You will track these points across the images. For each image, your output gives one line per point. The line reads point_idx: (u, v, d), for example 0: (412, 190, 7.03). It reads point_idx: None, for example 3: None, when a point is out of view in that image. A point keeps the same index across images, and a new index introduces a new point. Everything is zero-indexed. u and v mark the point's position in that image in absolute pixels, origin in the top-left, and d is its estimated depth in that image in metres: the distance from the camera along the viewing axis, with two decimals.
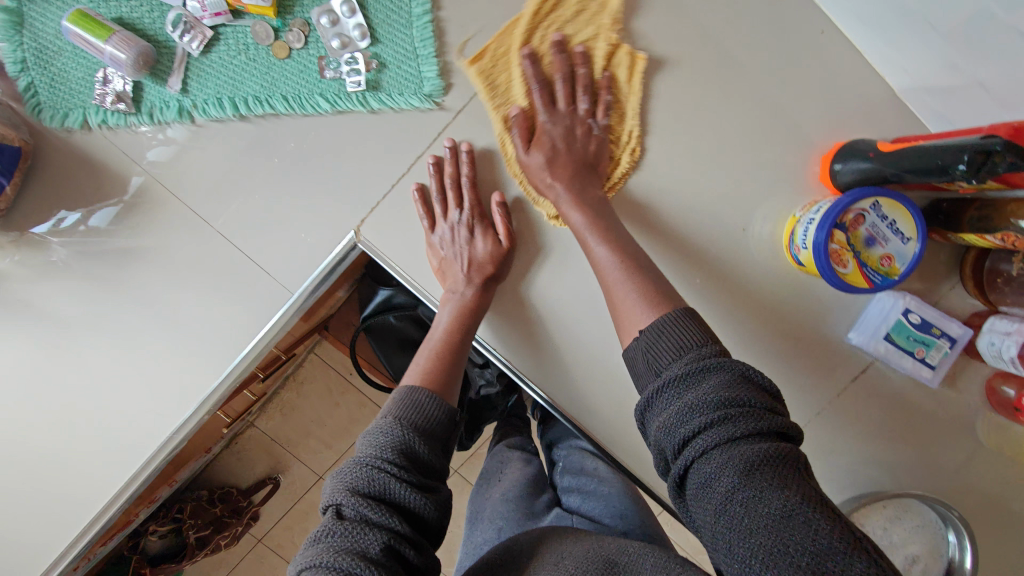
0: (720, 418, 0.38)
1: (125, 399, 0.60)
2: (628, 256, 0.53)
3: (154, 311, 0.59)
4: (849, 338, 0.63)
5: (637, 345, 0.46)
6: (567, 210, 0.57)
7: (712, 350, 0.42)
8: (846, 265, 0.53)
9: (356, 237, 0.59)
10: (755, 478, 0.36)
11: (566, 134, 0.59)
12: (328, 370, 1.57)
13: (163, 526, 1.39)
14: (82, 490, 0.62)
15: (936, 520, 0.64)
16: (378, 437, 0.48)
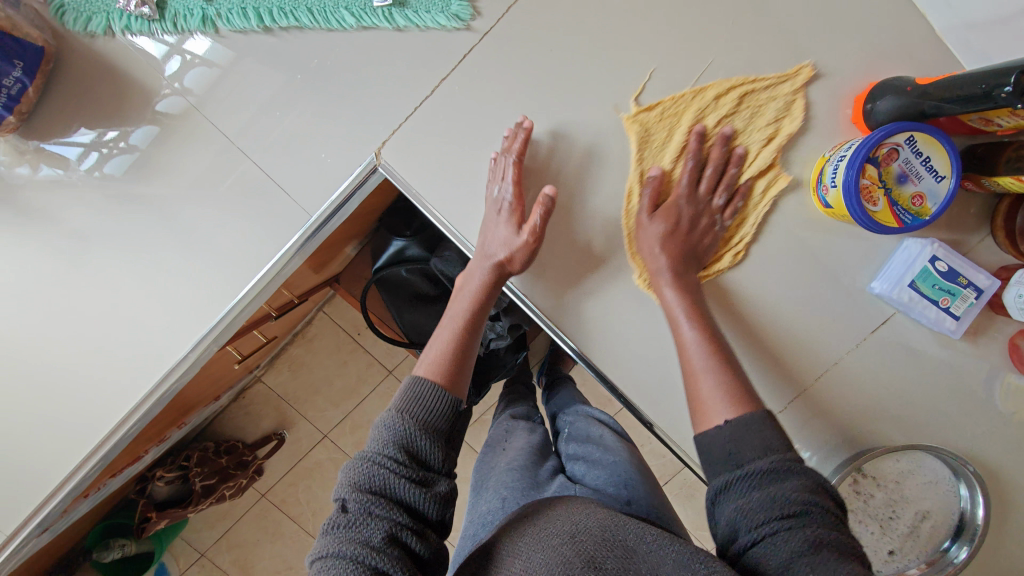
0: (798, 511, 0.42)
1: (142, 318, 0.61)
2: (717, 342, 0.55)
3: (171, 225, 0.60)
4: (871, 287, 0.62)
5: (724, 429, 0.49)
6: (664, 286, 0.59)
7: (791, 454, 0.46)
8: (876, 202, 0.52)
9: (377, 159, 0.60)
10: (820, 558, 0.39)
11: (689, 218, 0.60)
12: (338, 329, 1.59)
13: (169, 473, 1.40)
14: (96, 406, 0.62)
15: (947, 476, 0.64)
16: (384, 431, 0.49)
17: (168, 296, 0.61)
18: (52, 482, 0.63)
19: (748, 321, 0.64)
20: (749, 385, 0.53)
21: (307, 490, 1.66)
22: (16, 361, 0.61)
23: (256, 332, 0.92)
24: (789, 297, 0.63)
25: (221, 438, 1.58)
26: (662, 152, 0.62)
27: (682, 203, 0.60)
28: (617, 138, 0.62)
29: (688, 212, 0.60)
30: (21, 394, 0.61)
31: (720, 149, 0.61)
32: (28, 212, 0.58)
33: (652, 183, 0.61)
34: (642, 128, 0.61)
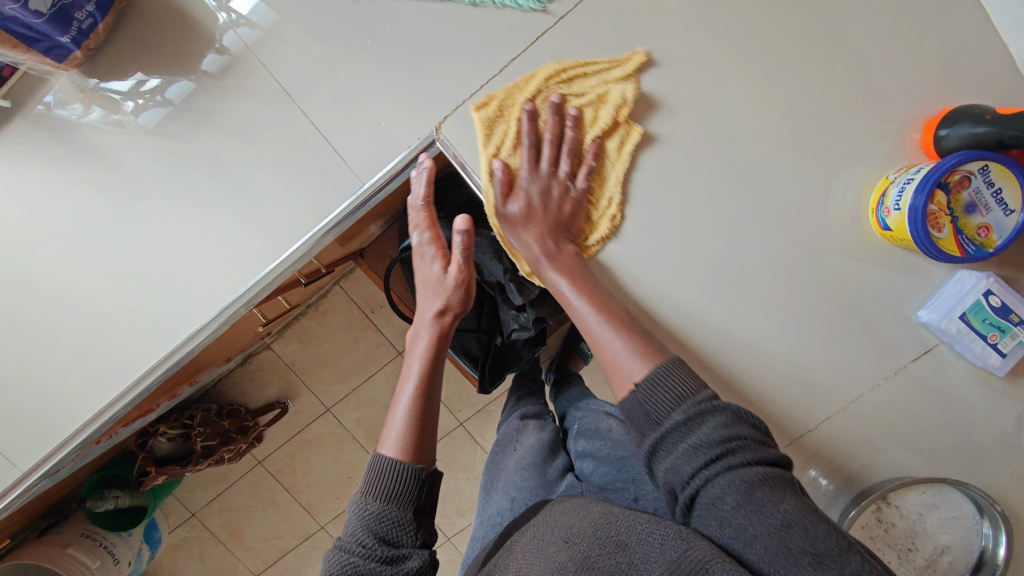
0: (720, 451, 0.47)
1: (185, 268, 0.61)
2: (613, 316, 0.58)
3: (222, 179, 0.60)
4: (919, 316, 0.62)
5: (642, 391, 0.54)
6: (548, 273, 0.60)
7: (705, 394, 0.51)
8: (941, 229, 0.52)
9: (435, 133, 0.60)
10: (755, 497, 0.45)
11: (544, 193, 0.61)
12: (352, 305, 1.58)
13: (172, 430, 1.40)
14: (129, 351, 0.63)
15: (972, 513, 0.64)
16: (352, 525, 0.59)
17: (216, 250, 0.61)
18: (79, 419, 0.64)
19: (790, 338, 0.63)
20: (651, 340, 0.58)
21: (304, 463, 1.66)
22: (59, 295, 0.61)
23: (282, 297, 0.93)
24: (834, 317, 0.63)
25: (224, 401, 1.59)
26: (501, 142, 0.61)
27: (535, 185, 0.61)
28: (681, 139, 0.61)
29: (540, 190, 0.61)
30: (62, 329, 0.62)
31: (554, 121, 0.60)
32: (86, 153, 0.59)
33: (498, 177, 0.60)
34: (487, 118, 0.60)
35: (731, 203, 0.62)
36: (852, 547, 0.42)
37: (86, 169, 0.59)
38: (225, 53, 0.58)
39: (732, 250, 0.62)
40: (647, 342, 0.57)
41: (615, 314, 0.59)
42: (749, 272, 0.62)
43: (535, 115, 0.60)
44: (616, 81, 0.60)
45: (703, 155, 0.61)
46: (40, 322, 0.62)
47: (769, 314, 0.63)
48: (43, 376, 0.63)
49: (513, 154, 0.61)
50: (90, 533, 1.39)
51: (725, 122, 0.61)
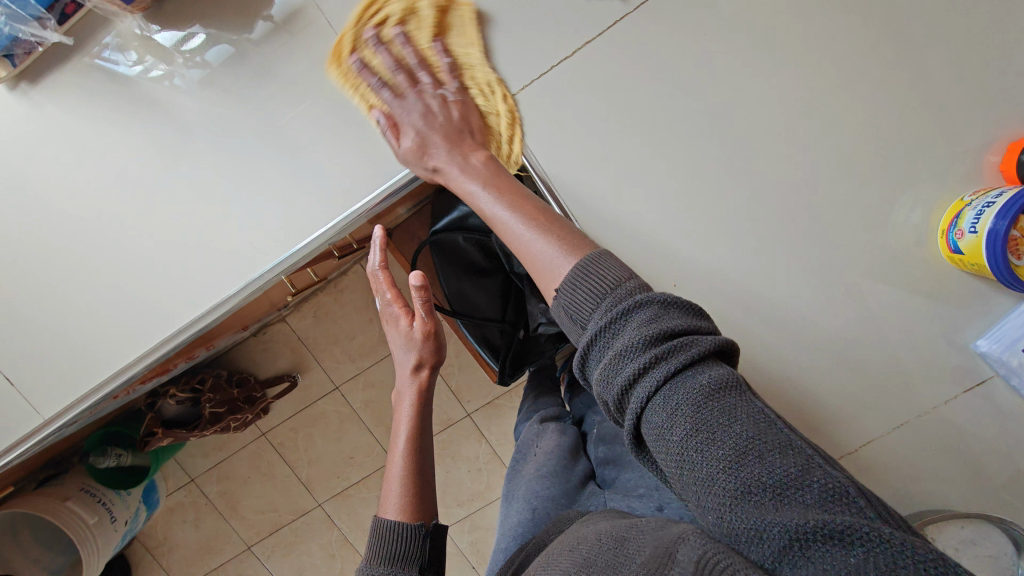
0: (648, 356, 0.41)
1: (244, 226, 0.63)
2: (533, 210, 0.53)
3: (285, 142, 0.62)
4: (978, 345, 0.61)
5: (561, 296, 0.48)
6: (464, 186, 0.57)
7: (627, 288, 0.44)
8: (1021, 256, 0.50)
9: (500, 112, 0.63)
10: (703, 413, 0.39)
11: (425, 113, 0.60)
12: (370, 285, 1.56)
13: (182, 393, 1.39)
14: (176, 301, 0.64)
15: (1009, 551, 0.62)
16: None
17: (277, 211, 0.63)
18: (117, 364, 0.65)
19: (837, 352, 0.63)
20: (572, 228, 0.52)
21: (308, 439, 1.65)
22: (115, 239, 0.63)
23: (311, 269, 0.92)
24: (885, 337, 0.62)
25: (234, 369, 1.58)
26: (369, 95, 0.61)
27: (415, 109, 0.60)
28: (747, 142, 0.61)
29: (421, 115, 0.60)
30: (113, 273, 0.64)
31: (401, 47, 0.61)
32: (154, 105, 0.61)
33: (383, 124, 0.61)
34: (345, 68, 0.61)
35: (790, 212, 0.62)
36: (814, 467, 0.36)
37: (157, 119, 0.61)
38: (299, 21, 0.60)
39: (786, 258, 0.62)
40: (566, 230, 0.51)
41: (528, 212, 0.53)
42: (801, 282, 0.62)
43: (367, 65, 0.61)
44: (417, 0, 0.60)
45: (767, 160, 0.61)
46: (94, 263, 0.63)
47: (818, 326, 0.63)
48: (89, 318, 0.64)
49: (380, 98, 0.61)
50: (89, 489, 1.38)
51: (792, 131, 0.61)
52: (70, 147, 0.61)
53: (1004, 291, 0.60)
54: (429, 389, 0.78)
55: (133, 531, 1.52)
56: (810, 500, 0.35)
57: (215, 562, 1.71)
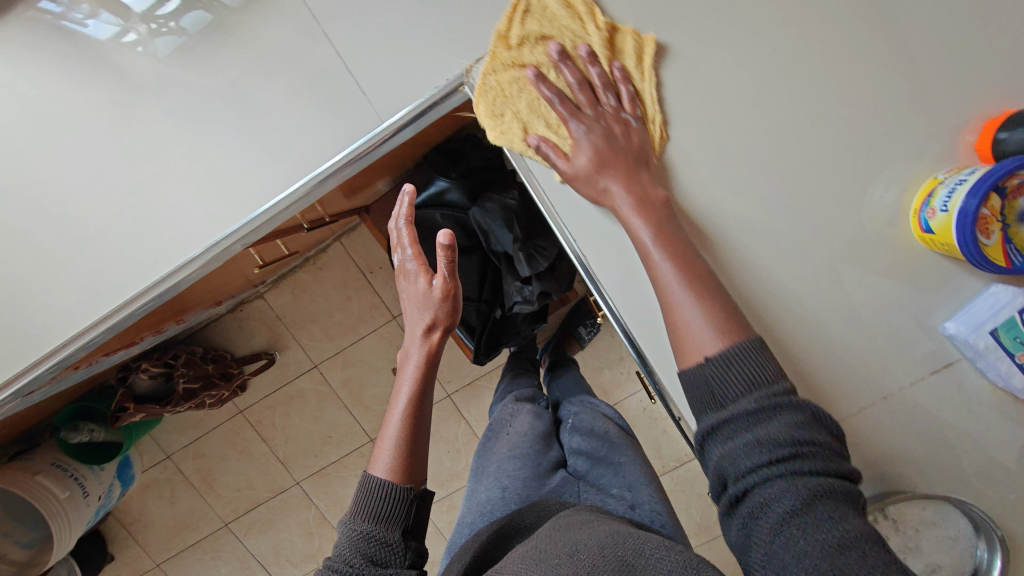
0: (788, 453, 0.44)
1: (208, 189, 0.62)
2: (691, 274, 0.54)
3: (242, 105, 0.60)
4: (945, 327, 0.60)
5: (705, 365, 0.50)
6: (626, 217, 0.57)
7: (783, 389, 0.48)
8: (990, 236, 0.49)
9: (464, 76, 0.60)
10: (813, 506, 0.42)
11: (605, 135, 0.58)
12: (349, 263, 1.54)
13: (156, 367, 1.36)
14: (141, 264, 0.64)
15: (966, 530, 0.63)
16: (340, 547, 0.61)
17: (244, 177, 0.62)
18: (81, 323, 0.65)
19: (806, 332, 0.62)
20: (730, 308, 0.54)
21: (285, 418, 1.64)
22: (73, 203, 0.62)
23: (281, 241, 0.90)
24: (855, 318, 0.61)
25: (210, 345, 1.57)
26: (522, 122, 0.62)
27: (595, 128, 0.58)
28: (719, 116, 0.60)
29: (601, 131, 0.59)
30: (76, 236, 0.63)
31: (567, 72, 0.59)
32: (99, 62, 0.58)
33: (541, 147, 0.61)
34: (490, 88, 0.61)
35: (764, 190, 0.60)
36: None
37: (109, 77, 0.59)
38: None
39: (758, 238, 0.61)
40: (725, 314, 0.53)
41: (690, 268, 0.55)
42: (772, 262, 0.61)
43: (543, 81, 0.60)
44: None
45: (742, 135, 0.60)
46: (55, 226, 0.63)
47: (789, 305, 0.62)
48: (52, 282, 0.64)
49: (552, 119, 0.62)
50: (61, 464, 1.36)
51: (765, 106, 0.59)
52: (17, 104, 0.59)
53: (977, 273, 0.60)
54: (436, 359, 0.74)
55: (108, 506, 1.51)
56: None
57: (192, 539, 1.70)
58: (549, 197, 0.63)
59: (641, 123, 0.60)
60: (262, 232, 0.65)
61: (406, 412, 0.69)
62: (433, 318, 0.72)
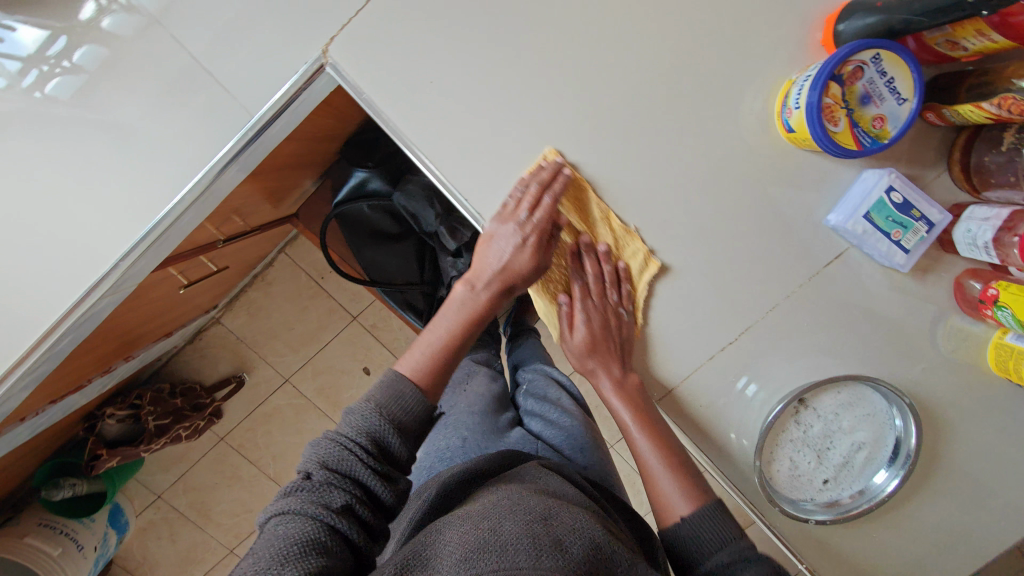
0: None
1: (98, 212, 0.63)
2: (674, 459, 0.62)
3: (112, 128, 0.61)
4: (828, 220, 0.63)
5: (686, 521, 0.58)
6: (609, 397, 0.65)
7: (744, 544, 0.55)
8: (837, 123, 0.51)
9: (323, 58, 0.61)
10: None
11: (602, 323, 0.66)
12: (297, 273, 1.55)
13: (121, 411, 1.37)
14: (51, 299, 0.65)
15: (884, 407, 0.67)
16: (356, 418, 0.56)
17: (134, 197, 0.63)
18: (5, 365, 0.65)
19: (700, 249, 0.66)
20: (699, 478, 0.62)
21: (268, 437, 1.64)
22: None
23: (204, 257, 0.91)
24: (744, 226, 0.65)
25: (176, 380, 1.56)
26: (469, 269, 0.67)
27: (591, 315, 0.66)
28: (580, 57, 0.61)
29: (596, 313, 0.66)
30: None
31: (588, 263, 0.66)
32: None
33: (563, 309, 0.67)
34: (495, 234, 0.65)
35: (639, 117, 0.63)
36: None
37: None
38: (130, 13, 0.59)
39: (641, 168, 0.64)
40: (692, 479, 0.61)
41: (669, 455, 0.63)
42: (658, 189, 0.64)
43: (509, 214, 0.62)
44: (582, 190, 0.64)
45: (606, 70, 0.62)
46: None
47: (683, 226, 0.65)
48: None
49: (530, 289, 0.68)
50: (48, 522, 1.36)
51: (620, 41, 0.61)
52: None
53: (849, 162, 0.63)
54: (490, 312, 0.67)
55: (106, 556, 1.51)
56: None
57: (201, 572, 1.70)
58: (431, 164, 0.64)
59: (631, 313, 0.68)
60: (158, 249, 0.66)
61: (447, 339, 0.65)
62: (512, 284, 0.64)
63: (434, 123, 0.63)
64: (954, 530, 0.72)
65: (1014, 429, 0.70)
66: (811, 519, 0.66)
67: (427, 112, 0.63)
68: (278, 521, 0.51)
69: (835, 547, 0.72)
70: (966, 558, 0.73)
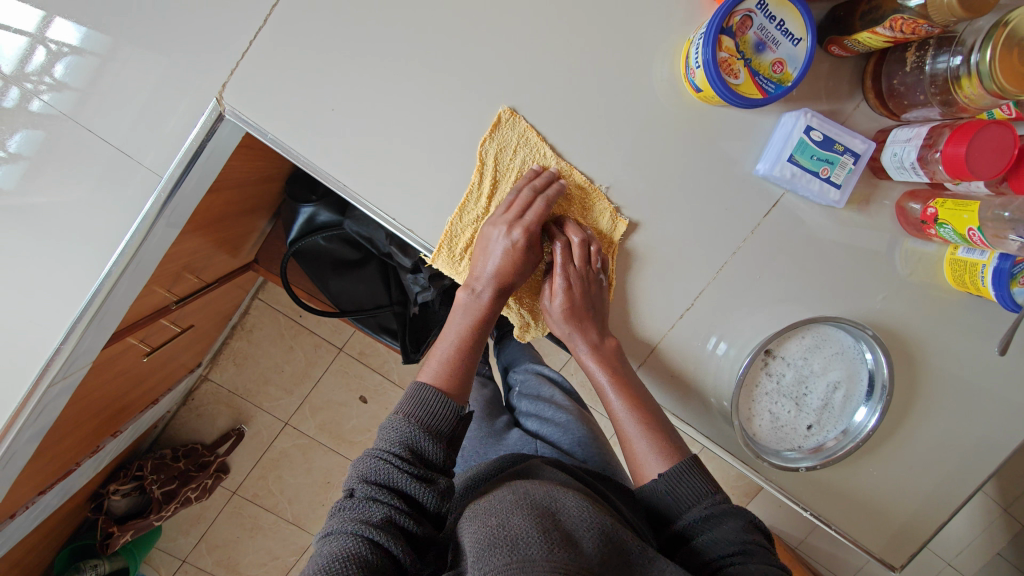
0: (738, 551, 0.51)
1: (51, 296, 0.67)
2: (649, 418, 0.62)
3: (41, 216, 0.64)
4: (758, 170, 0.63)
5: (662, 478, 0.58)
6: (587, 362, 0.64)
7: (719, 499, 0.56)
8: (737, 75, 0.51)
9: (219, 103, 0.61)
10: None
11: (584, 289, 0.63)
12: (276, 315, 1.54)
13: (125, 485, 1.37)
14: (17, 384, 0.69)
15: (852, 344, 0.67)
16: (390, 429, 0.55)
17: (79, 273, 0.66)
18: None
19: (639, 224, 0.65)
20: (670, 436, 0.63)
21: (281, 482, 1.60)
22: None
23: (163, 321, 0.91)
24: (676, 191, 0.65)
25: (178, 443, 1.55)
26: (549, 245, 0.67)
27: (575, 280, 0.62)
28: (477, 54, 0.61)
29: (579, 277, 0.62)
30: None
31: (572, 228, 0.63)
32: None
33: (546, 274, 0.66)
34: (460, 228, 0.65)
35: (549, 104, 0.62)
36: None
37: None
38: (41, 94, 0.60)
39: (563, 152, 0.64)
40: (666, 439, 0.62)
41: (645, 412, 0.63)
42: (585, 170, 0.64)
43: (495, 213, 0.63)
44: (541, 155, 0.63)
45: (506, 63, 0.61)
46: None
47: (616, 202, 0.65)
48: None
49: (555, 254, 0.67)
50: None
51: (513, 31, 0.61)
52: None
53: (767, 109, 0.63)
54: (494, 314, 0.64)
55: None
56: None
57: None
58: (352, 190, 0.63)
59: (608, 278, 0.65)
60: (97, 322, 0.69)
61: (460, 339, 0.63)
62: (510, 282, 0.62)
63: (346, 146, 0.62)
64: (946, 448, 0.72)
65: (985, 338, 0.70)
66: (799, 467, 0.66)
67: (337, 138, 0.62)
68: (328, 542, 0.50)
69: (833, 488, 0.72)
70: (963, 473, 0.73)
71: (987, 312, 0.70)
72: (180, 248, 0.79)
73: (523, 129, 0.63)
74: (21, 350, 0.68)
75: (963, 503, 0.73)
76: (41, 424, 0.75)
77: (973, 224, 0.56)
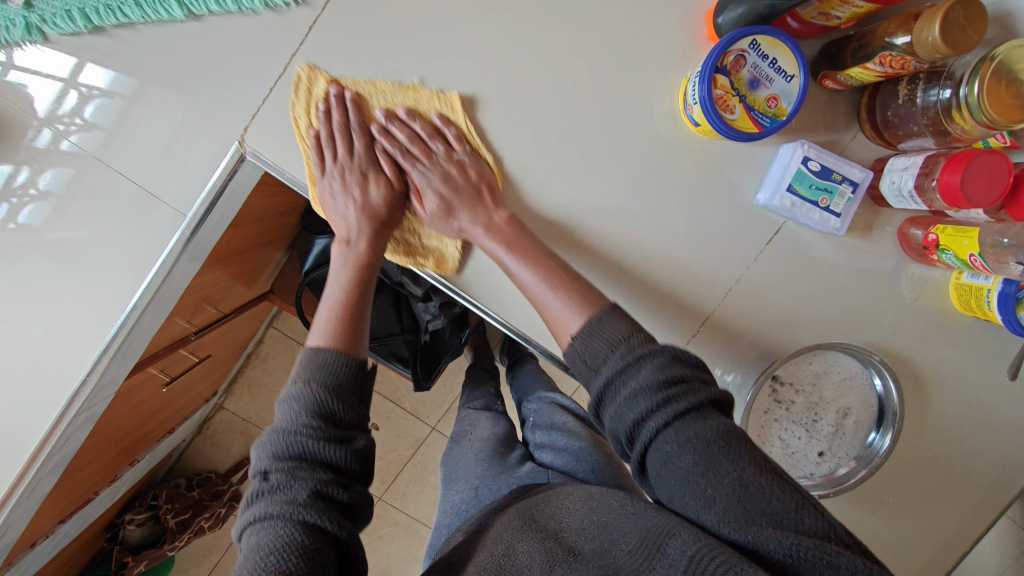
0: (661, 401, 0.46)
1: (78, 328, 0.70)
2: (557, 275, 0.59)
3: (71, 253, 0.67)
4: (758, 199, 0.65)
5: (576, 344, 0.54)
6: (485, 245, 0.63)
7: (632, 344, 0.50)
8: (733, 110, 0.54)
9: (240, 146, 0.65)
10: (723, 451, 0.44)
11: (445, 178, 0.65)
12: (291, 344, 1.57)
13: (140, 514, 1.39)
14: (42, 413, 0.71)
15: (861, 370, 0.67)
16: (295, 402, 0.53)
17: (106, 306, 0.69)
18: None
19: (643, 255, 0.67)
20: (590, 291, 0.58)
21: None
22: None
23: (182, 351, 0.94)
24: (680, 221, 0.66)
25: (192, 472, 1.56)
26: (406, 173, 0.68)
27: (434, 176, 0.65)
28: (484, 95, 0.64)
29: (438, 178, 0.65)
30: None
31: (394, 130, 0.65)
32: None
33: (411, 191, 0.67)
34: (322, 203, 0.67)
35: (553, 139, 0.65)
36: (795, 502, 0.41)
37: None
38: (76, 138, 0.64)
39: (567, 185, 0.66)
40: (587, 294, 0.57)
41: (549, 267, 0.59)
42: (589, 202, 0.66)
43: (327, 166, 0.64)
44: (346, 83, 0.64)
45: (512, 103, 0.64)
46: None
47: (619, 231, 0.66)
48: None
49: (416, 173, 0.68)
50: None
51: (519, 72, 0.64)
52: None
53: (766, 141, 0.65)
54: (374, 254, 0.66)
55: None
56: (796, 521, 0.40)
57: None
58: None
59: (471, 154, 0.65)
60: (122, 353, 0.72)
61: (340, 297, 0.64)
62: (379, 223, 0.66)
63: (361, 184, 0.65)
64: (962, 474, 0.71)
65: (996, 363, 0.70)
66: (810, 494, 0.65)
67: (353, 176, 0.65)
68: (253, 534, 0.48)
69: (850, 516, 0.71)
70: (981, 501, 0.72)
71: (997, 336, 0.70)
72: (201, 281, 0.82)
73: (320, 76, 0.63)
74: (48, 380, 0.71)
75: (982, 533, 0.71)
76: (65, 453, 0.77)
77: (974, 250, 0.57)
